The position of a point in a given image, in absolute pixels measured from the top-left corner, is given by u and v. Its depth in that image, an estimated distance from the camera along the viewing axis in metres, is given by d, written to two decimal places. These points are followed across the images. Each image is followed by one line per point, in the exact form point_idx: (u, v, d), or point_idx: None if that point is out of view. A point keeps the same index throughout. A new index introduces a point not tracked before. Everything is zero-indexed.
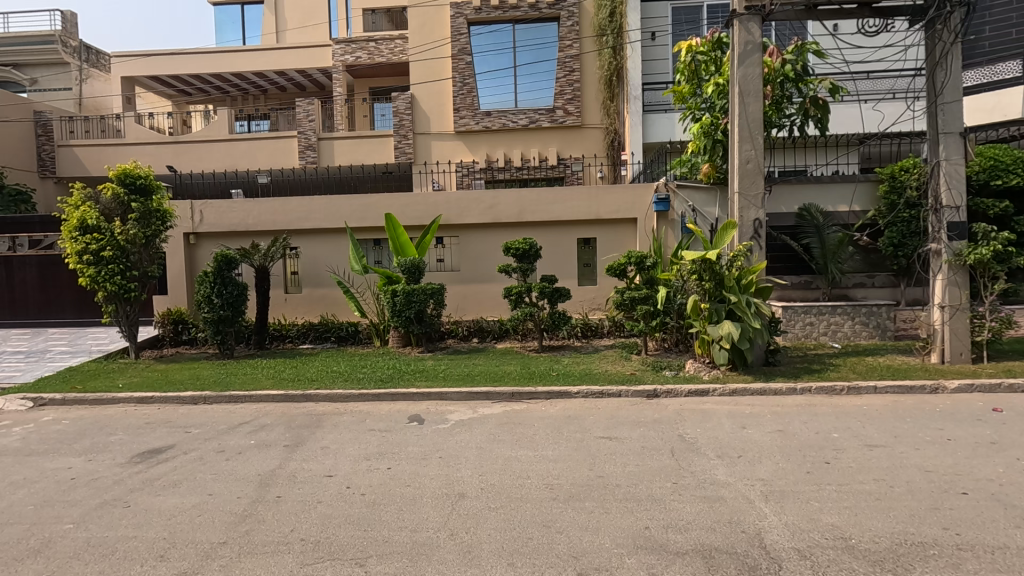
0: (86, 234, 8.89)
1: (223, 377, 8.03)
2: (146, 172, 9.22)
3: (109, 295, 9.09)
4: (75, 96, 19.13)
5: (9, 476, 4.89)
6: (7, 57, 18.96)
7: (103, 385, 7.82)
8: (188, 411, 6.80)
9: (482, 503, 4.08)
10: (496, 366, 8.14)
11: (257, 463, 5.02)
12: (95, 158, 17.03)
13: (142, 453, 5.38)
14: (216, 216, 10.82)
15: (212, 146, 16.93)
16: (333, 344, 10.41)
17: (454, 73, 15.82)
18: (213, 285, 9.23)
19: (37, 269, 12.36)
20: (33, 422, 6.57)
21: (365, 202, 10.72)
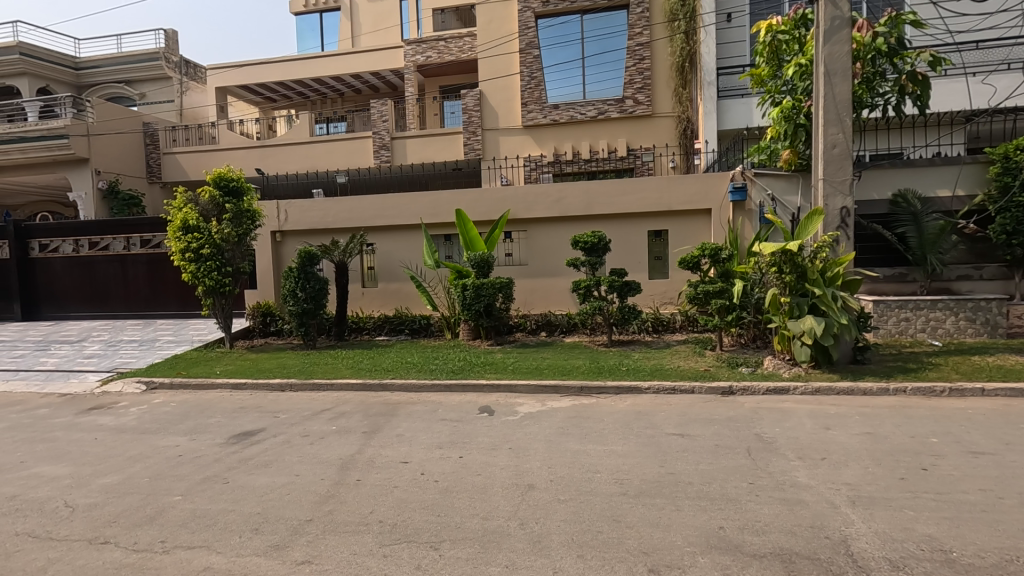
0: (188, 234, 9.72)
1: (307, 366, 8.55)
2: (238, 175, 9.95)
3: (207, 290, 9.91)
4: (176, 106, 20.86)
5: (128, 451, 5.48)
6: (120, 74, 21.00)
7: (204, 372, 8.57)
8: (276, 397, 7.31)
9: (551, 495, 4.11)
10: (565, 360, 8.15)
11: (338, 447, 5.32)
12: (195, 164, 18.55)
13: (238, 435, 5.85)
14: (299, 215, 11.50)
15: (295, 149, 17.98)
16: (407, 336, 10.81)
17: (521, 68, 15.86)
18: (298, 280, 9.85)
19: (147, 266, 13.67)
20: (146, 403, 7.31)
21: (436, 199, 11.01)
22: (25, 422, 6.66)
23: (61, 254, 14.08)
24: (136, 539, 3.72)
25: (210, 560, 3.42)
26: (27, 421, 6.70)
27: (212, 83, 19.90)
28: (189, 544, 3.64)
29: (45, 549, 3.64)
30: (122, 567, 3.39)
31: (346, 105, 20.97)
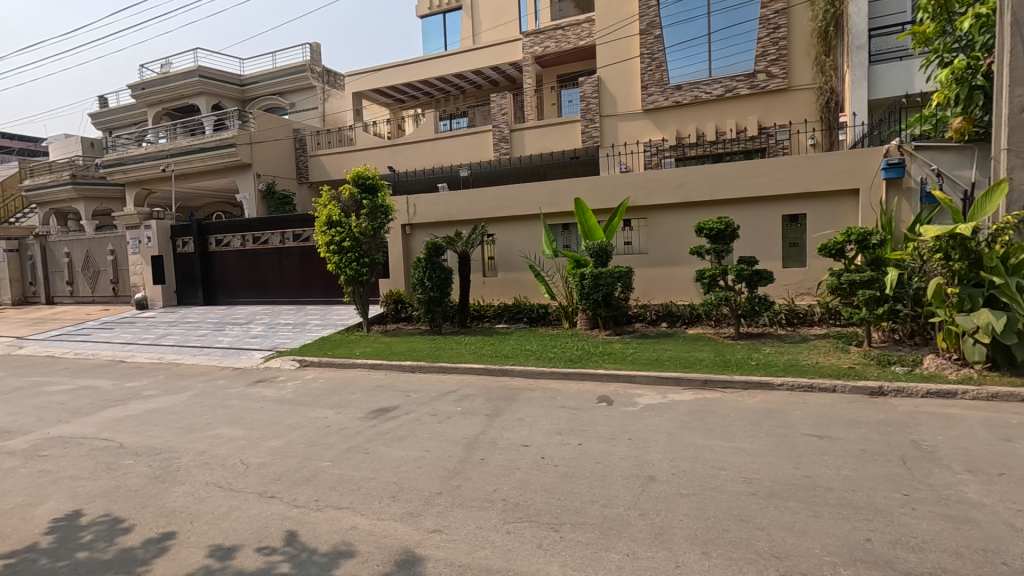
0: (332, 229, 10.73)
1: (434, 350, 9.12)
2: (374, 173, 10.82)
3: (348, 279, 10.89)
4: (319, 113, 23.05)
5: (287, 420, 6.26)
6: (275, 88, 23.70)
7: (346, 352, 9.51)
8: (407, 377, 7.90)
9: (673, 488, 4.01)
10: (688, 352, 7.83)
11: (464, 427, 5.64)
12: (336, 164, 20.43)
13: (375, 411, 6.43)
14: (426, 208, 12.21)
15: (422, 146, 19.07)
16: (525, 324, 11.06)
17: (642, 50, 15.35)
18: (425, 269, 10.48)
19: (299, 258, 15.40)
20: (300, 379, 8.28)
21: (553, 188, 11.09)
22: (209, 390, 7.88)
23: (232, 248, 16.32)
24: (296, 496, 4.26)
25: (356, 521, 3.82)
26: (211, 390, 7.91)
27: (350, 90, 21.74)
28: (337, 504, 4.10)
29: (228, 498, 4.31)
30: (285, 519, 3.91)
31: (467, 101, 21.74)
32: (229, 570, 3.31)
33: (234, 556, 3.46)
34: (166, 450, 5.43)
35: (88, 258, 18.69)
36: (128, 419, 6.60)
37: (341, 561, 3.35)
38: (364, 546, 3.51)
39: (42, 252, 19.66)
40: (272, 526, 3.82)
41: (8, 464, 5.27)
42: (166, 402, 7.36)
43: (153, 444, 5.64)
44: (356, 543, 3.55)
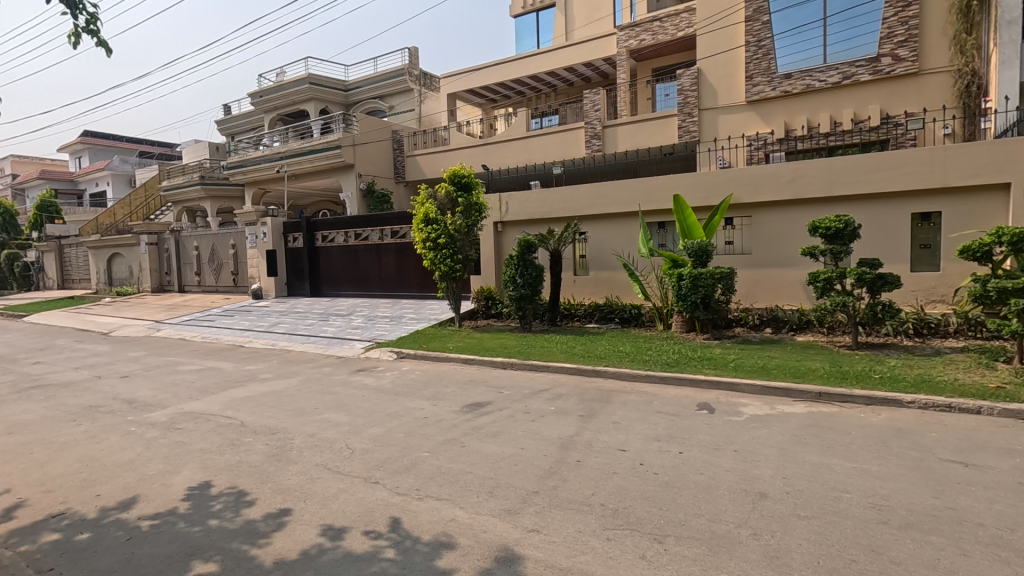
0: (428, 226, 11.08)
1: (525, 348, 9.15)
2: (469, 172, 11.03)
3: (442, 275, 11.20)
4: (416, 114, 23.91)
5: (387, 409, 6.53)
6: (376, 91, 24.94)
7: (439, 346, 9.80)
8: (499, 373, 7.98)
9: (788, 508, 3.71)
10: (797, 360, 7.27)
11: (558, 427, 5.58)
12: (431, 163, 21.12)
13: (470, 405, 6.53)
14: (518, 206, 12.28)
15: (514, 144, 19.24)
16: (617, 324, 10.82)
17: (747, 38, 14.49)
18: (517, 267, 10.53)
19: (396, 253, 16.11)
20: (397, 370, 8.63)
21: (650, 185, 10.74)
22: (316, 376, 8.42)
23: (336, 243, 17.36)
24: (398, 484, 4.42)
25: (456, 514, 3.88)
26: (317, 376, 8.45)
27: (446, 91, 22.41)
28: (437, 495, 4.19)
29: (336, 480, 4.55)
30: (389, 506, 4.05)
31: (559, 98, 21.64)
32: (340, 550, 3.48)
33: (344, 537, 3.64)
34: (281, 431, 5.85)
35: (213, 251, 20.69)
36: (247, 400, 7.20)
37: (443, 552, 3.41)
38: (464, 539, 3.55)
39: (176, 245, 22.05)
40: (377, 511, 3.98)
41: (151, 434, 5.92)
42: (279, 385, 7.95)
43: (269, 424, 6.10)
44: (456, 535, 3.60)
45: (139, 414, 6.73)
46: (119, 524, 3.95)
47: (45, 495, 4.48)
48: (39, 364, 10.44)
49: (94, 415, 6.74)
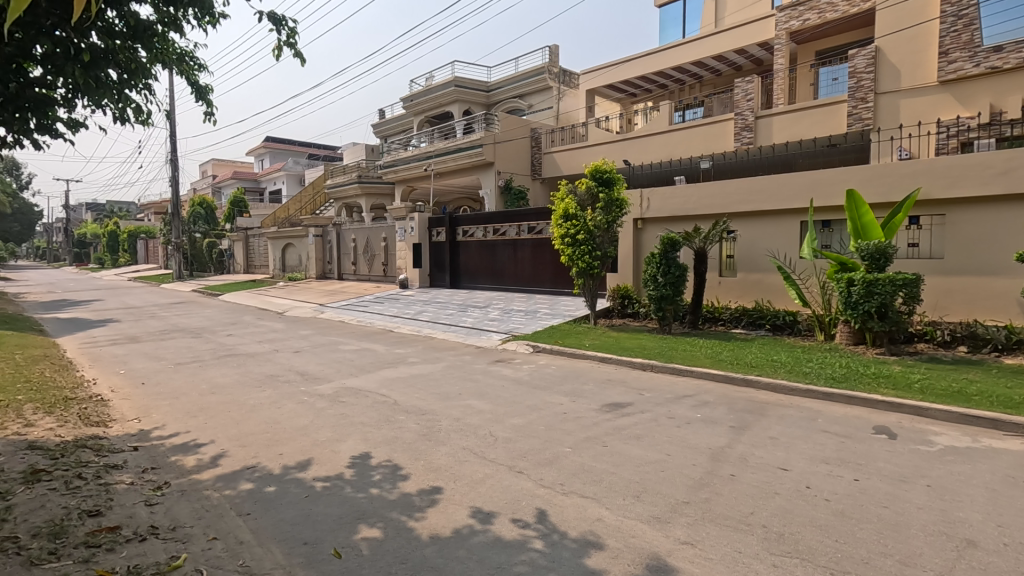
0: (568, 221, 11.07)
1: (666, 350, 8.77)
2: (612, 167, 10.83)
3: (579, 271, 11.12)
4: (554, 112, 24.05)
5: (527, 401, 6.62)
6: (517, 90, 25.56)
7: (576, 342, 9.77)
8: (639, 375, 7.73)
9: (1008, 563, 3.08)
10: (1008, 387, 6.08)
11: (707, 437, 5.23)
12: (568, 160, 21.13)
13: (610, 405, 6.39)
14: (661, 202, 11.82)
15: (654, 138, 18.57)
16: (767, 331, 9.97)
17: (944, 8, 12.47)
18: (659, 265, 10.13)
19: (531, 249, 16.40)
20: (534, 363, 8.76)
21: (815, 178, 9.72)
22: (458, 363, 8.83)
23: (476, 238, 18.11)
24: (542, 476, 4.44)
25: (602, 514, 3.79)
26: (459, 364, 8.86)
27: (585, 87, 22.31)
28: (581, 492, 4.13)
29: (482, 465, 4.69)
30: (535, 497, 4.08)
31: (705, 90, 20.44)
32: (490, 534, 3.56)
33: (493, 521, 3.72)
34: (429, 412, 6.20)
35: (367, 243, 22.72)
36: (399, 380, 7.76)
37: (591, 552, 3.34)
38: (612, 541, 3.45)
39: (337, 237, 24.55)
40: (522, 500, 4.02)
41: (320, 404, 6.61)
42: (425, 369, 8.45)
43: (419, 405, 6.50)
44: (604, 536, 3.51)
45: (311, 385, 7.57)
46: (298, 481, 4.44)
47: (241, 449, 5.19)
48: (232, 336, 12.23)
49: (276, 383, 7.71)
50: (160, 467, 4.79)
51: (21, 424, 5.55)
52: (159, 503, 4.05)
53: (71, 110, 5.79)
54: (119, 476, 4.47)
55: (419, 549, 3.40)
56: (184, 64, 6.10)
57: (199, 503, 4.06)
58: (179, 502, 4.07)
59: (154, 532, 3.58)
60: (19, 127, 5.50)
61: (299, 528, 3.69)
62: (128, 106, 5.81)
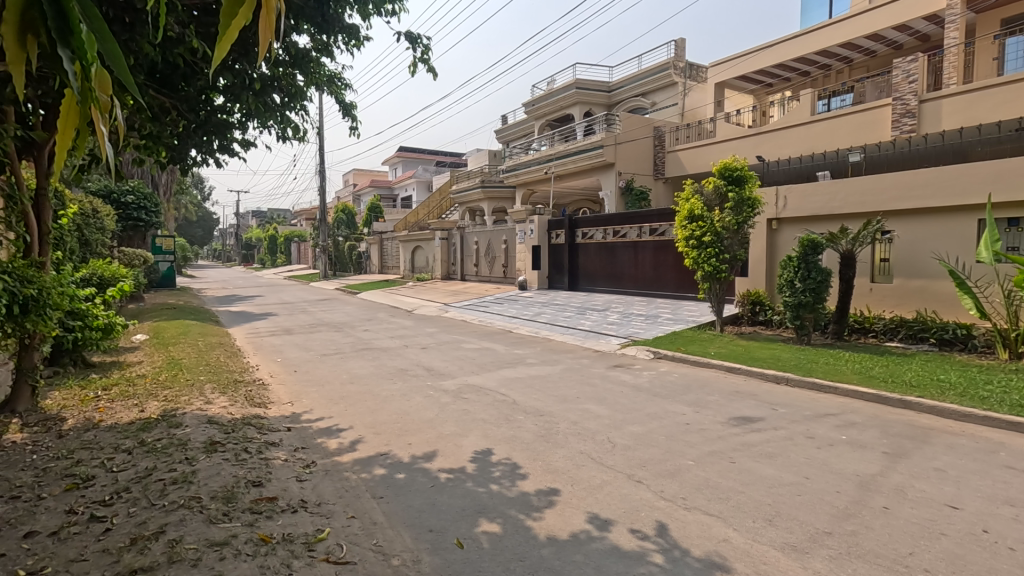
0: (693, 223, 10.57)
1: (805, 362, 8.01)
2: (743, 164, 10.15)
3: (705, 274, 10.55)
4: (680, 109, 23.10)
5: (646, 408, 6.43)
6: (640, 88, 24.95)
7: (700, 350, 9.28)
8: (771, 388, 7.14)
9: None
10: None
11: (855, 462, 4.68)
12: (693, 158, 20.18)
13: (738, 418, 5.97)
14: (800, 201, 10.86)
15: (793, 131, 17.11)
16: (931, 347, 8.76)
17: None
18: (797, 269, 9.30)
19: (653, 251, 15.91)
20: (654, 370, 8.48)
21: (1000, 167, 8.32)
22: (576, 367, 8.81)
23: (595, 240, 17.97)
24: (662, 488, 4.28)
25: (729, 535, 3.56)
26: (577, 367, 8.84)
27: (713, 81, 21.07)
28: (705, 509, 3.92)
29: (600, 471, 4.64)
30: (654, 509, 3.94)
31: (856, 74, 18.32)
32: (607, 541, 3.51)
33: (610, 529, 3.66)
34: (547, 414, 6.25)
35: (489, 245, 23.52)
36: (518, 380, 7.93)
37: (716, 573, 3.14)
38: (740, 565, 3.22)
39: (460, 240, 25.72)
40: (641, 512, 3.90)
41: (445, 399, 6.97)
42: (543, 371, 8.54)
43: (537, 406, 6.59)
44: (730, 558, 3.30)
45: (436, 380, 8.01)
46: (424, 471, 4.71)
47: (375, 436, 5.64)
48: (367, 331, 13.33)
49: (406, 377, 8.26)
50: (309, 447, 5.35)
51: (203, 402, 6.53)
52: (308, 479, 4.53)
53: (243, 131, 6.68)
54: (276, 453, 5.07)
55: (536, 548, 3.44)
56: (334, 85, 6.78)
57: (340, 483, 4.49)
58: (324, 480, 4.53)
59: (304, 505, 4.01)
60: (205, 148, 6.51)
61: (425, 515, 3.91)
62: (288, 125, 6.60)
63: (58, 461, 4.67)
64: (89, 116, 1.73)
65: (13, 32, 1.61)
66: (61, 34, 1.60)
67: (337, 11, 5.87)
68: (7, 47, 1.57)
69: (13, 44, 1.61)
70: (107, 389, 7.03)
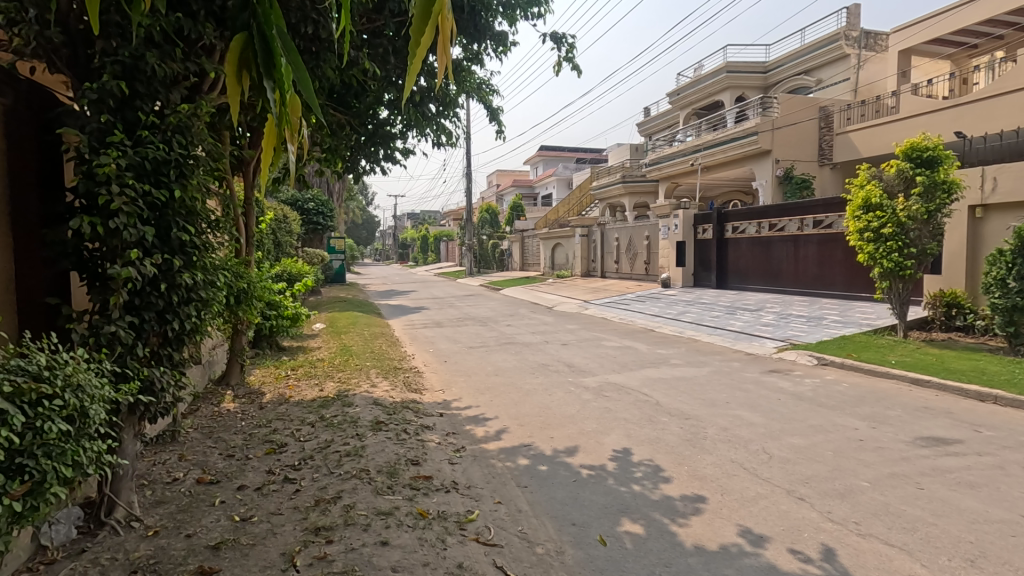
0: (869, 213, 9.29)
1: (1020, 377, 6.64)
2: (935, 143, 8.74)
3: (884, 271, 9.23)
4: (852, 84, 20.50)
5: (810, 420, 5.82)
6: (803, 66, 22.66)
7: (876, 357, 8.16)
8: (973, 406, 6.04)
9: None
10: None
11: None
12: (869, 140, 17.76)
13: (928, 439, 5.15)
14: (1015, 182, 9.03)
15: (1005, 98, 14.28)
16: None
17: None
18: (1011, 264, 7.72)
19: (817, 246, 14.34)
20: (820, 377, 7.65)
21: None
22: (726, 369, 8.28)
23: (747, 235, 16.68)
24: (829, 509, 3.84)
25: (915, 570, 3.10)
26: (727, 369, 8.30)
27: (895, 49, 18.38)
28: (885, 538, 3.44)
29: (754, 483, 4.30)
30: (820, 530, 3.56)
31: None
32: (764, 559, 3.26)
33: (767, 546, 3.39)
34: (694, 418, 5.95)
35: (630, 242, 23.00)
36: (662, 381, 7.67)
37: None
38: None
39: (601, 237, 25.41)
40: (804, 532, 3.55)
41: (586, 396, 6.99)
42: (690, 372, 8.16)
43: (683, 409, 6.31)
44: None
45: (578, 377, 8.06)
46: (566, 465, 4.77)
47: (519, 428, 5.83)
48: (510, 326, 13.83)
49: (548, 372, 8.43)
50: (458, 433, 5.71)
51: (369, 385, 7.31)
52: (458, 463, 4.84)
53: (403, 140, 7.34)
54: (431, 436, 5.49)
55: (683, 556, 3.30)
56: (482, 91, 7.14)
57: (488, 469, 4.72)
58: (475, 465, 4.81)
59: (455, 487, 4.29)
60: (372, 157, 7.31)
61: (569, 508, 3.97)
62: (441, 132, 7.14)
63: (259, 429, 5.55)
64: (282, 136, 1.99)
65: (233, 68, 1.92)
66: (267, 68, 1.88)
67: (487, 20, 6.20)
68: (228, 80, 1.87)
69: (233, 79, 1.91)
70: (294, 370, 8.17)
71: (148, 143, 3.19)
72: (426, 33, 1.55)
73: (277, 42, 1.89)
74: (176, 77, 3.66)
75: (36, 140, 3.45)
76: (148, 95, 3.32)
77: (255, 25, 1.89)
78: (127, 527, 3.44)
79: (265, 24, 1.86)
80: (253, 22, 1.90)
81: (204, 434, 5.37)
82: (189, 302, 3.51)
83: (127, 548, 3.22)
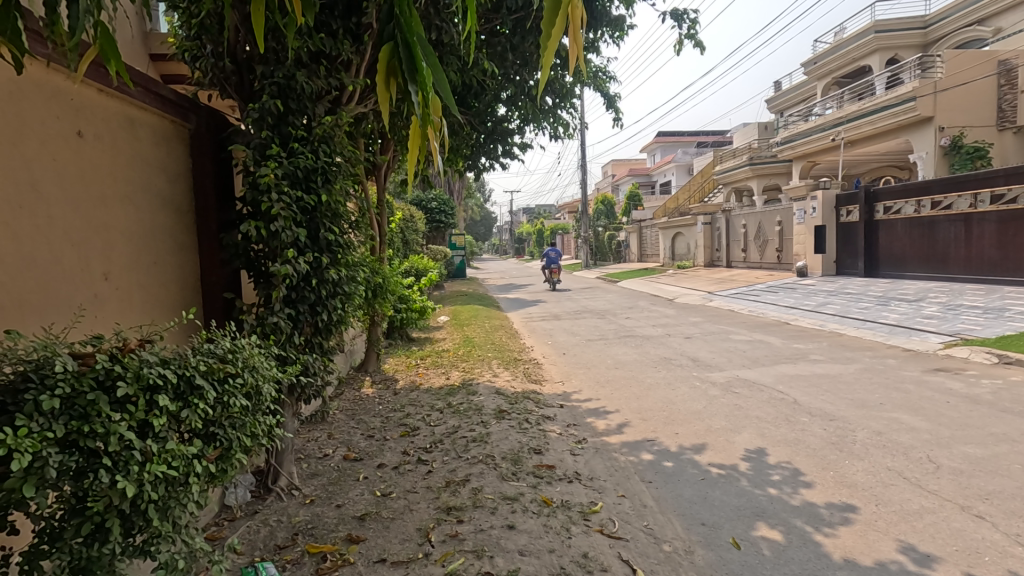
0: None
1: None
2: None
3: None
4: None
5: (990, 427, 4.99)
6: (976, 14, 19.49)
7: None
8: None
9: None
10: None
11: None
12: None
13: None
14: None
15: None
16: None
17: None
18: None
19: (996, 225, 12.28)
20: (1002, 378, 6.54)
21: None
22: (878, 367, 7.39)
23: (904, 215, 14.71)
24: (1019, 531, 3.28)
25: None
26: (880, 367, 7.41)
27: None
28: None
29: (918, 495, 3.80)
30: (1007, 555, 3.05)
31: None
32: None
33: (934, 567, 2.99)
34: (841, 419, 5.40)
35: (759, 228, 21.37)
36: (801, 378, 7.04)
37: None
38: None
39: (726, 224, 23.92)
40: (984, 555, 3.07)
41: (714, 392, 6.63)
42: (834, 369, 7.40)
43: (827, 409, 5.74)
44: None
45: (704, 371, 7.68)
46: (694, 463, 4.57)
47: (642, 422, 5.70)
48: (629, 319, 13.54)
49: (671, 366, 8.14)
50: (580, 424, 5.72)
51: (491, 374, 7.61)
52: (580, 454, 4.85)
53: (522, 134, 7.50)
54: (552, 426, 5.56)
55: (831, 569, 3.02)
56: (598, 78, 7.04)
57: (610, 462, 4.68)
58: (598, 458, 4.77)
59: (578, 477, 4.30)
60: (492, 154, 7.59)
61: (698, 507, 3.80)
62: (559, 124, 7.20)
63: (394, 413, 6.01)
64: (427, 135, 2.12)
65: (384, 78, 2.09)
66: (412, 73, 2.03)
67: (603, 5, 6.10)
68: (380, 89, 2.02)
69: (383, 88, 2.06)
70: (423, 359, 8.71)
71: (300, 153, 3.59)
72: (555, 22, 1.55)
73: (419, 48, 2.03)
74: (321, 92, 4.05)
75: (214, 157, 3.96)
76: (298, 110, 3.70)
77: (399, 34, 2.03)
78: (288, 494, 3.90)
79: (408, 32, 2.00)
80: (396, 32, 2.04)
81: (349, 416, 5.94)
82: (336, 296, 3.90)
83: (290, 512, 3.65)
